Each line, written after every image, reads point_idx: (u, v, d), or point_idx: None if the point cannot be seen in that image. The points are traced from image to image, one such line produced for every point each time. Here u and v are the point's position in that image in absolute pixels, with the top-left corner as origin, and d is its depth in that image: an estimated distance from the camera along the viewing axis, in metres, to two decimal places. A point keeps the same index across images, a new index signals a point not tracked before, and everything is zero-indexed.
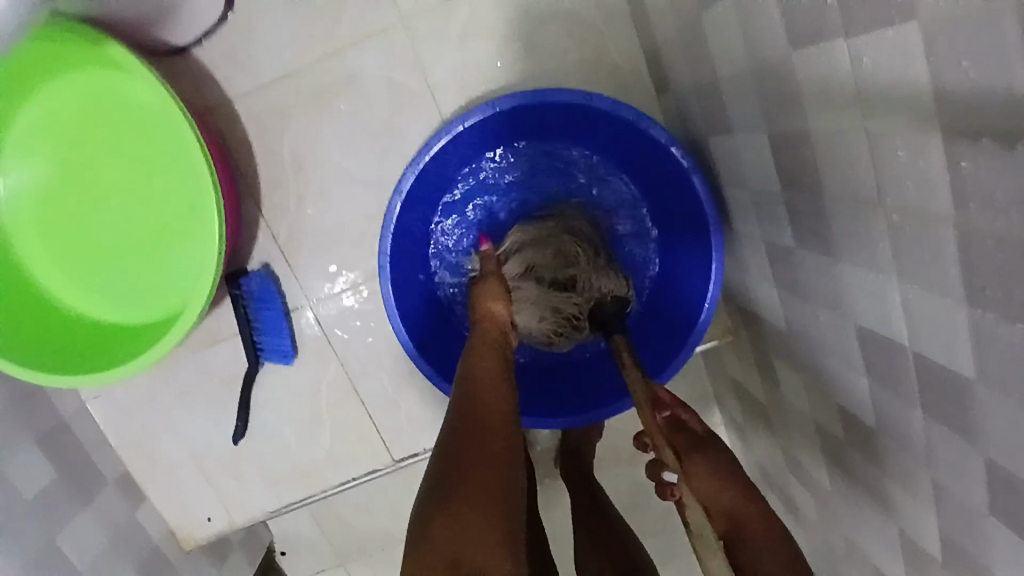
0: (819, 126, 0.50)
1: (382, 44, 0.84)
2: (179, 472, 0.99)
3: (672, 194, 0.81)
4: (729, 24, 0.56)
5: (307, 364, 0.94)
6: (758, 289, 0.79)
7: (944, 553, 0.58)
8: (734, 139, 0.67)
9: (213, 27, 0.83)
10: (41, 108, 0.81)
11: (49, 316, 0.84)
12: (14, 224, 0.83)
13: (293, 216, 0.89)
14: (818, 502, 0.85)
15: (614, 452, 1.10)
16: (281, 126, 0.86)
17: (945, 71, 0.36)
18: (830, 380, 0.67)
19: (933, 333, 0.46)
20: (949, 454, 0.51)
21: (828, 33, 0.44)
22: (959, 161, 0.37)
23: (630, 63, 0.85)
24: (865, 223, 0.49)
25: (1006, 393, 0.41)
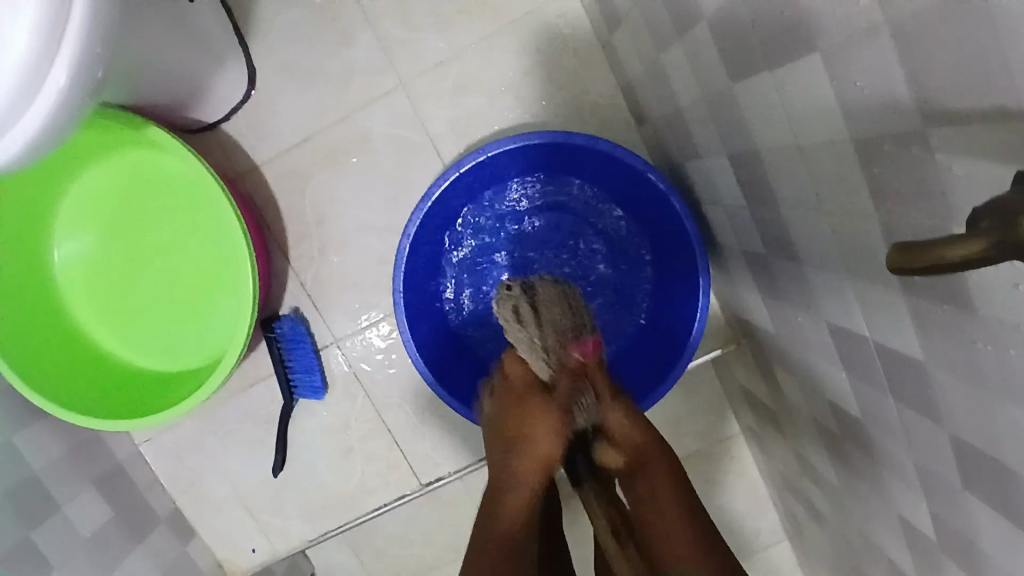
0: (765, 147, 0.56)
1: (387, 106, 0.94)
2: (225, 509, 1.06)
3: (656, 215, 0.88)
4: (684, 64, 0.64)
5: (337, 399, 1.02)
6: (747, 298, 0.83)
7: (939, 535, 0.60)
8: (704, 163, 0.73)
9: (237, 105, 0.94)
10: (91, 187, 0.93)
11: (105, 369, 0.94)
12: (70, 290, 0.94)
13: (317, 264, 0.98)
14: (833, 500, 0.87)
15: None
16: (303, 186, 0.96)
17: (847, 91, 0.41)
18: (819, 378, 0.71)
19: (884, 321, 0.51)
20: (922, 436, 0.55)
21: (757, 68, 0.50)
22: (869, 163, 0.42)
23: (610, 101, 0.93)
24: (815, 227, 0.54)
25: (954, 369, 0.45)
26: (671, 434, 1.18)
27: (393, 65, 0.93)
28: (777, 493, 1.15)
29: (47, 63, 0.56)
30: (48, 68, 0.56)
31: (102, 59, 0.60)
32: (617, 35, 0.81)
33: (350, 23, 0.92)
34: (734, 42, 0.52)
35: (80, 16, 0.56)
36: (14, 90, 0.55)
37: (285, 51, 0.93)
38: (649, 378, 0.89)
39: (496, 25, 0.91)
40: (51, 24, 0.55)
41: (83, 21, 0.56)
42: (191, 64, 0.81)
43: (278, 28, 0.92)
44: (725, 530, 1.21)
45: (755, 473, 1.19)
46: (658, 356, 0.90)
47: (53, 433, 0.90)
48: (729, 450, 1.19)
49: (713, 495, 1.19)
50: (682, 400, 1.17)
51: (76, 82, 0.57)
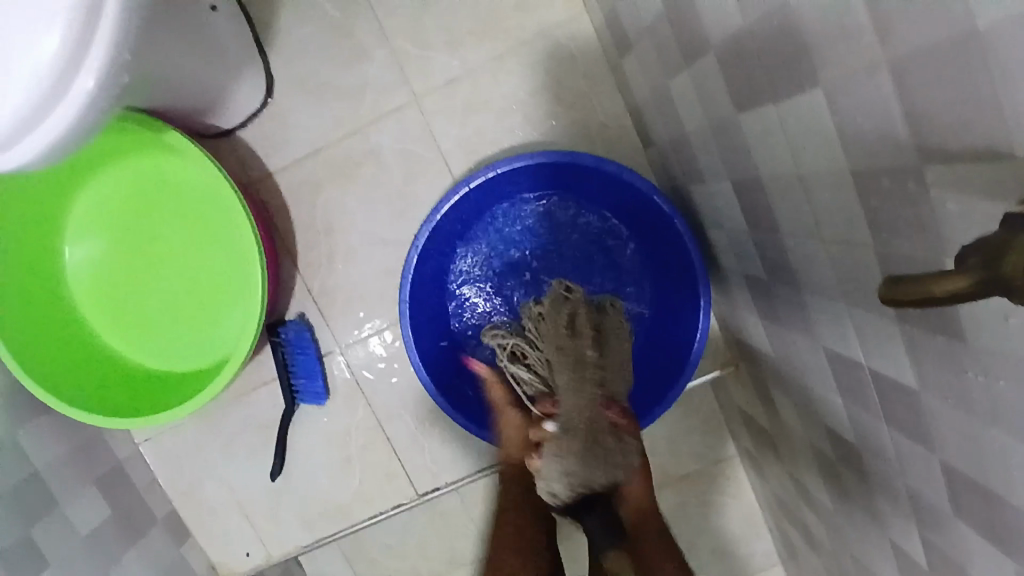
0: (768, 175, 0.58)
1: (401, 121, 0.96)
2: (222, 512, 1.06)
3: (659, 236, 0.89)
4: (692, 92, 0.66)
5: (338, 406, 1.03)
6: (746, 320, 0.85)
7: (930, 561, 0.61)
8: (708, 187, 0.75)
9: (254, 113, 0.96)
10: (106, 188, 0.95)
11: (110, 367, 0.95)
12: (80, 289, 0.95)
13: (325, 272, 0.99)
14: (828, 524, 0.87)
15: None
16: (315, 195, 0.98)
17: (847, 127, 0.43)
18: (815, 402, 0.72)
19: (880, 347, 0.52)
20: (915, 462, 0.56)
21: (762, 100, 0.52)
22: (867, 195, 0.44)
23: (617, 124, 0.95)
24: (814, 254, 0.55)
25: (946, 397, 0.46)
26: (668, 453, 1.18)
27: (407, 81, 0.95)
28: (772, 516, 1.16)
29: (77, 67, 0.58)
30: (76, 72, 0.58)
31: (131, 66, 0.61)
32: (626, 60, 0.83)
33: (367, 38, 0.95)
34: (741, 75, 0.54)
35: (110, 24, 0.58)
36: (44, 91, 0.58)
37: (302, 64, 0.95)
38: (648, 394, 0.90)
39: (509, 46, 0.94)
40: (83, 30, 0.57)
41: (113, 28, 0.58)
42: (210, 73, 0.84)
43: (297, 42, 0.95)
44: (719, 552, 1.21)
45: (750, 496, 1.20)
46: (657, 375, 0.91)
47: (56, 429, 0.91)
48: (725, 472, 1.19)
49: (708, 516, 1.20)
50: (680, 419, 1.18)
51: (102, 87, 0.59)
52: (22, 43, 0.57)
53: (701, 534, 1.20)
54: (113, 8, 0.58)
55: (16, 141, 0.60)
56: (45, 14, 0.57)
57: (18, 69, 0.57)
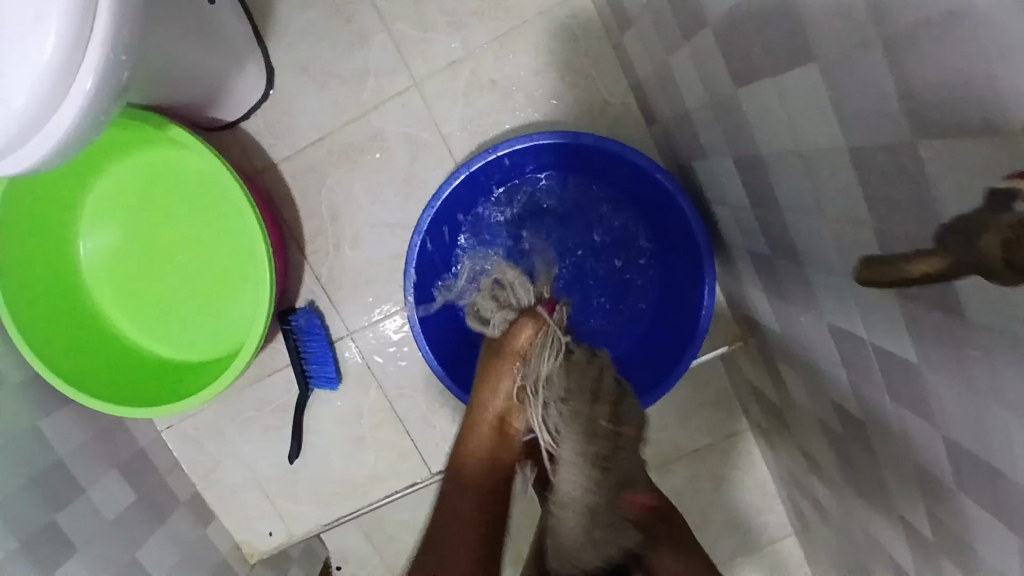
0: (768, 152, 0.57)
1: (402, 105, 0.96)
2: (244, 493, 1.10)
3: (663, 213, 0.89)
4: (692, 68, 0.65)
5: (350, 389, 1.05)
6: (753, 297, 0.84)
7: (937, 533, 0.61)
8: (711, 163, 0.74)
9: (256, 103, 0.96)
10: (114, 181, 0.96)
11: (129, 358, 0.98)
12: (95, 282, 0.98)
13: (332, 259, 1.00)
14: (838, 498, 0.88)
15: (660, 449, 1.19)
16: (319, 182, 0.98)
17: (843, 102, 0.42)
18: (822, 378, 0.72)
19: (882, 323, 0.52)
20: (919, 437, 0.56)
21: (760, 75, 0.51)
22: (864, 172, 0.43)
23: (620, 101, 0.94)
24: (815, 231, 0.55)
25: (946, 373, 0.46)
26: (679, 428, 1.19)
27: (407, 65, 0.95)
28: (785, 489, 1.16)
29: (71, 70, 0.58)
30: (72, 75, 0.59)
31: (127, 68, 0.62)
32: (627, 36, 0.82)
33: (365, 23, 0.94)
34: (738, 49, 0.53)
35: (103, 26, 0.58)
36: (43, 96, 0.59)
37: (302, 51, 0.95)
38: (655, 371, 0.90)
39: (508, 25, 0.93)
40: (76, 33, 0.58)
41: (106, 29, 0.58)
42: (212, 64, 0.84)
43: (296, 29, 0.94)
44: (733, 525, 1.22)
45: (763, 470, 1.20)
46: (664, 352, 0.91)
47: (77, 420, 0.94)
48: (737, 446, 1.20)
49: (721, 490, 1.21)
50: (691, 395, 1.18)
51: (102, 86, 0.60)
52: (18, 47, 0.58)
53: (715, 508, 1.21)
54: (103, 9, 0.58)
55: (20, 148, 0.61)
56: (37, 16, 0.58)
57: (15, 74, 0.59)
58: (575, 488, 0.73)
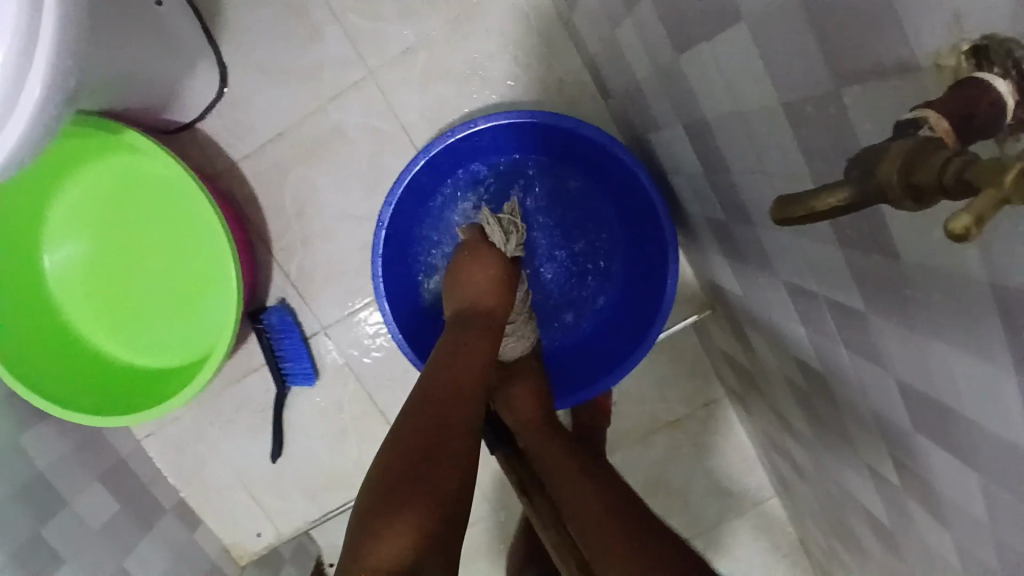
0: (712, 116, 0.58)
1: (359, 97, 0.95)
2: (230, 496, 1.10)
3: (623, 186, 0.90)
4: (637, 40, 0.66)
5: (329, 384, 1.05)
6: (715, 264, 0.86)
7: (899, 476, 0.64)
8: (664, 134, 0.75)
9: (211, 103, 0.95)
10: (71, 190, 0.94)
11: (102, 369, 0.97)
12: (61, 295, 0.97)
13: (300, 255, 1.00)
14: (811, 454, 0.90)
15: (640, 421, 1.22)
16: (282, 180, 0.98)
17: (771, 60, 0.44)
18: (784, 336, 0.74)
19: (831, 274, 0.53)
20: (873, 383, 0.58)
21: (697, 40, 0.52)
22: (797, 126, 0.45)
23: (575, 80, 0.95)
24: (761, 190, 0.56)
25: (888, 315, 0.48)
26: (658, 401, 1.21)
27: (361, 56, 0.94)
28: (764, 453, 1.19)
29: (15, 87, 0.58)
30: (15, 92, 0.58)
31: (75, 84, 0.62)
32: (575, 14, 0.83)
33: (315, 16, 0.93)
34: (675, 15, 0.54)
35: (50, 44, 0.58)
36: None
37: (253, 47, 0.94)
38: (627, 342, 0.92)
39: (459, 10, 0.93)
40: (21, 51, 0.57)
41: (53, 47, 0.58)
42: (163, 63, 0.83)
43: (246, 25, 0.93)
44: (717, 491, 1.24)
45: (743, 436, 1.23)
46: (634, 323, 0.92)
47: (56, 433, 0.94)
48: (716, 414, 1.22)
49: (702, 459, 1.23)
50: (667, 367, 1.20)
51: (51, 95, 0.59)
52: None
53: (698, 476, 1.24)
54: (51, 28, 0.58)
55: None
56: None
57: None
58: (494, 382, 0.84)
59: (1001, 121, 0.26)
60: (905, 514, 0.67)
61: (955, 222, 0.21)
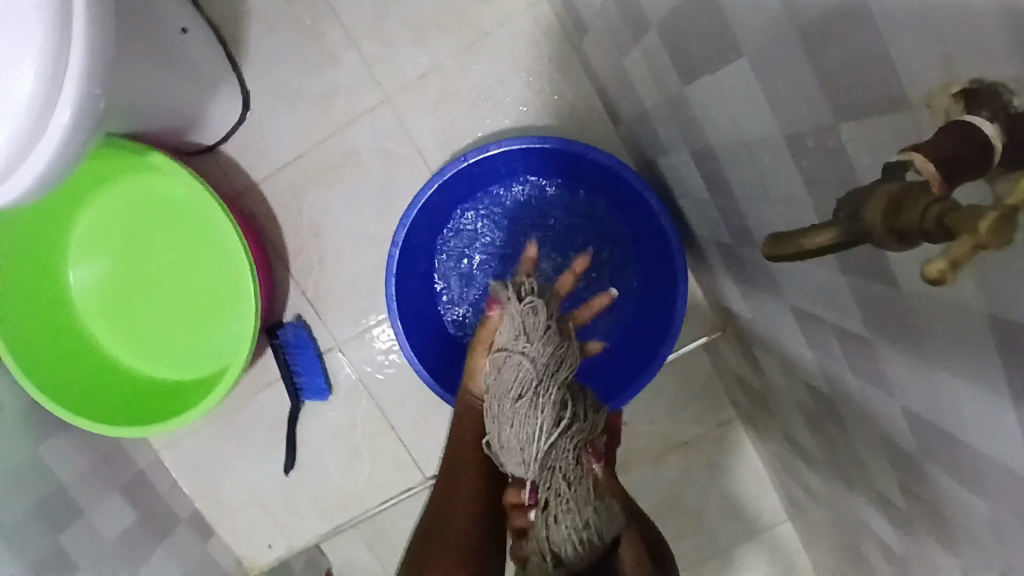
0: (718, 143, 0.59)
1: (375, 120, 0.98)
2: (244, 510, 1.11)
3: (634, 208, 0.91)
4: (645, 68, 0.67)
5: (342, 400, 1.07)
6: (724, 286, 0.87)
7: (909, 503, 0.63)
8: (672, 159, 0.76)
9: (233, 126, 0.98)
10: (96, 210, 0.98)
11: (122, 382, 1.00)
12: (86, 310, 1.00)
13: (317, 273, 1.02)
14: (822, 477, 0.90)
15: (651, 441, 1.22)
16: (300, 200, 1.00)
17: (772, 94, 0.45)
18: (792, 361, 0.74)
19: (835, 301, 0.54)
20: (879, 410, 0.58)
21: (703, 71, 0.54)
22: (799, 157, 0.46)
23: (586, 104, 0.97)
24: (766, 217, 0.57)
25: (890, 343, 0.48)
26: (669, 421, 1.21)
27: (377, 81, 0.97)
28: (776, 476, 1.18)
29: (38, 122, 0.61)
30: (38, 127, 0.61)
31: (98, 115, 0.65)
32: (586, 41, 0.85)
33: (334, 42, 0.96)
34: (682, 46, 0.55)
35: (74, 83, 0.61)
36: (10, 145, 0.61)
37: (274, 72, 0.97)
38: (637, 363, 0.93)
39: (473, 36, 0.95)
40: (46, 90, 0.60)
41: (80, 81, 0.61)
42: (187, 88, 0.86)
43: (267, 51, 0.97)
44: (729, 513, 1.23)
45: (756, 457, 1.22)
46: (644, 344, 0.93)
47: (74, 446, 0.96)
48: (728, 435, 1.22)
49: (714, 479, 1.23)
50: (678, 386, 1.20)
51: (79, 119, 0.62)
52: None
53: (710, 497, 1.23)
54: (75, 66, 0.61)
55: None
56: (12, 56, 0.60)
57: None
58: (562, 513, 0.60)
59: (993, 160, 0.26)
60: (915, 539, 0.67)
61: (932, 267, 0.25)
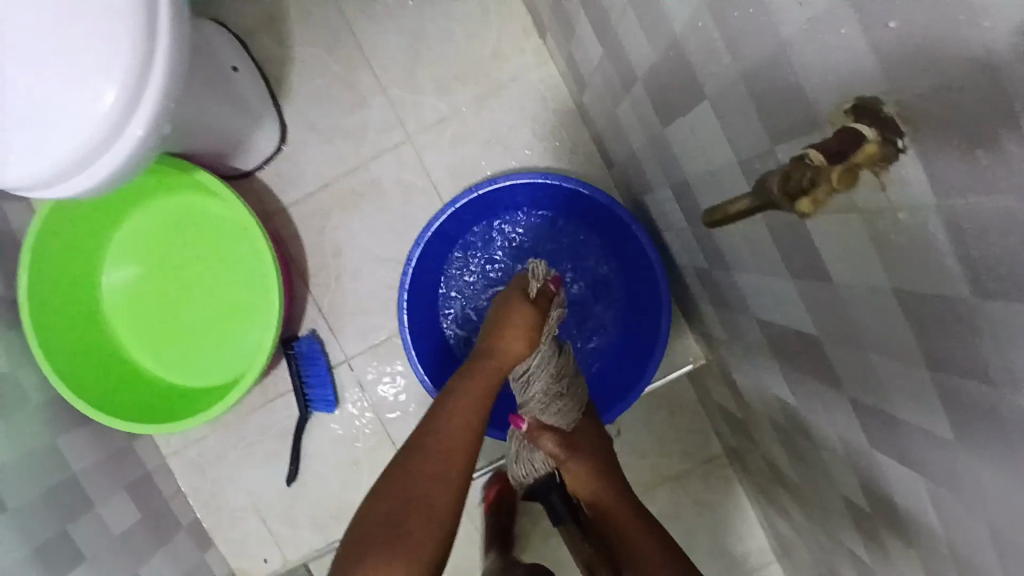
0: (692, 176, 0.70)
1: (397, 157, 1.10)
2: (242, 518, 1.14)
3: (625, 242, 1.02)
4: (634, 115, 0.79)
5: (347, 413, 1.13)
6: (705, 314, 0.95)
7: (867, 506, 0.69)
8: (657, 195, 0.87)
9: (269, 157, 1.10)
10: (138, 223, 1.08)
11: (140, 384, 1.07)
12: (115, 313, 1.08)
13: (333, 291, 1.11)
14: (799, 500, 0.94)
15: (640, 472, 1.26)
16: (323, 224, 1.11)
17: (728, 126, 0.56)
18: (764, 378, 0.82)
19: (789, 306, 0.63)
20: (834, 411, 0.65)
21: (678, 114, 0.65)
22: (751, 179, 0.56)
23: (584, 151, 1.09)
24: (732, 236, 0.67)
25: (832, 338, 0.56)
26: (658, 453, 1.27)
27: (401, 123, 1.10)
28: (760, 511, 1.22)
29: (105, 147, 0.72)
30: (108, 147, 0.72)
31: (154, 147, 0.76)
32: (586, 95, 0.98)
33: (365, 88, 1.10)
34: (662, 93, 0.67)
35: (150, 103, 0.71)
36: (75, 158, 0.71)
37: (310, 112, 1.10)
38: (624, 382, 1.01)
39: (487, 89, 1.09)
40: (126, 107, 0.71)
41: (156, 103, 0.72)
42: (234, 121, 0.99)
43: (305, 94, 1.10)
44: (715, 550, 1.26)
45: (740, 493, 1.26)
46: (632, 365, 1.03)
47: (90, 440, 1.02)
48: (713, 469, 1.26)
49: (700, 514, 1.26)
50: (666, 418, 1.26)
51: (149, 134, 0.73)
52: (60, 117, 0.71)
53: (697, 531, 1.26)
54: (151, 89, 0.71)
55: (46, 189, 0.74)
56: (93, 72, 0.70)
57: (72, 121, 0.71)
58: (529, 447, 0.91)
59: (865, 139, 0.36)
60: (875, 545, 0.72)
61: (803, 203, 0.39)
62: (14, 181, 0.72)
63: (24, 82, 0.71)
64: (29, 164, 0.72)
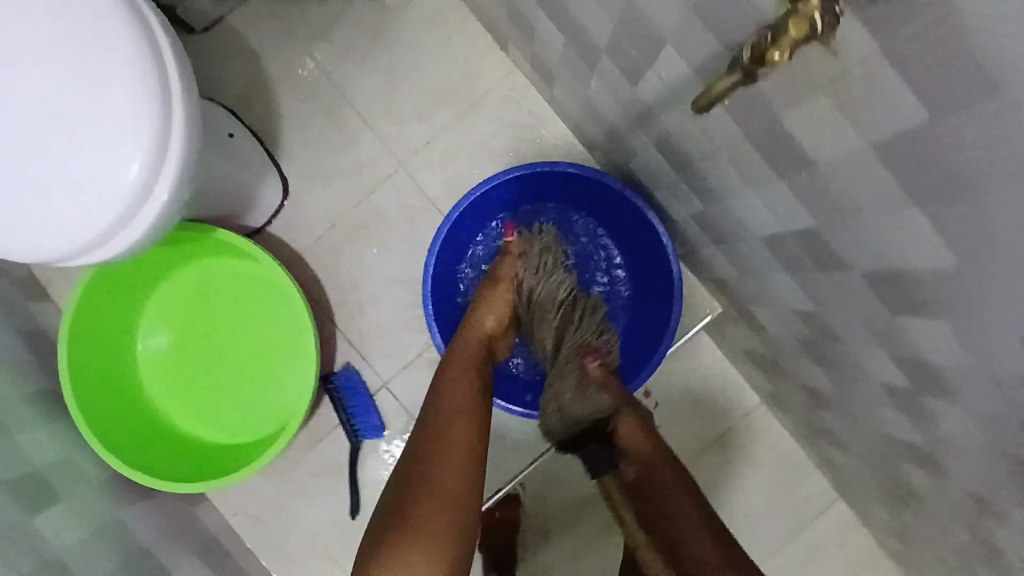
0: (670, 122, 0.77)
1: (393, 185, 1.17)
2: (312, 562, 1.15)
3: (620, 211, 1.08)
4: (603, 87, 0.87)
5: (394, 435, 1.16)
6: (712, 259, 1.01)
7: (903, 382, 0.73)
8: (641, 157, 0.94)
9: (275, 210, 1.16)
10: (163, 291, 1.12)
11: (187, 448, 1.10)
12: (152, 383, 1.12)
13: (358, 321, 1.16)
14: (843, 415, 0.97)
15: (684, 436, 1.29)
16: (337, 261, 1.17)
17: (691, 61, 0.63)
18: (779, 296, 0.86)
19: (785, 210, 0.68)
20: (848, 296, 0.70)
21: (643, 69, 0.73)
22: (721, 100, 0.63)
23: (564, 142, 1.17)
24: (719, 164, 0.74)
25: (830, 221, 0.62)
26: (698, 413, 1.29)
27: (391, 153, 1.18)
28: (809, 447, 1.24)
29: (133, 214, 0.78)
30: (136, 214, 0.78)
31: (175, 213, 0.83)
32: (556, 88, 1.06)
33: (352, 128, 1.18)
34: (625, 56, 0.75)
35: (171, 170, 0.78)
36: (106, 229, 0.77)
37: (306, 161, 1.17)
38: (649, 340, 1.06)
39: (464, 106, 1.17)
40: (148, 175, 0.77)
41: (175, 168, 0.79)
42: None
43: (298, 146, 1.17)
44: (774, 494, 1.27)
45: (786, 435, 1.28)
46: (653, 324, 1.08)
47: (150, 512, 1.05)
48: (755, 417, 1.29)
49: (752, 464, 1.28)
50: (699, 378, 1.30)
51: (172, 197, 0.80)
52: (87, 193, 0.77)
53: (752, 481, 1.28)
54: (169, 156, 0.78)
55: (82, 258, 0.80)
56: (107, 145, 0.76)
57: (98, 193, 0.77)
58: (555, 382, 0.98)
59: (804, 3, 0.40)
60: (922, 421, 0.75)
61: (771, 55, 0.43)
62: (50, 257, 0.79)
63: (45, 166, 0.77)
64: (64, 242, 0.78)
